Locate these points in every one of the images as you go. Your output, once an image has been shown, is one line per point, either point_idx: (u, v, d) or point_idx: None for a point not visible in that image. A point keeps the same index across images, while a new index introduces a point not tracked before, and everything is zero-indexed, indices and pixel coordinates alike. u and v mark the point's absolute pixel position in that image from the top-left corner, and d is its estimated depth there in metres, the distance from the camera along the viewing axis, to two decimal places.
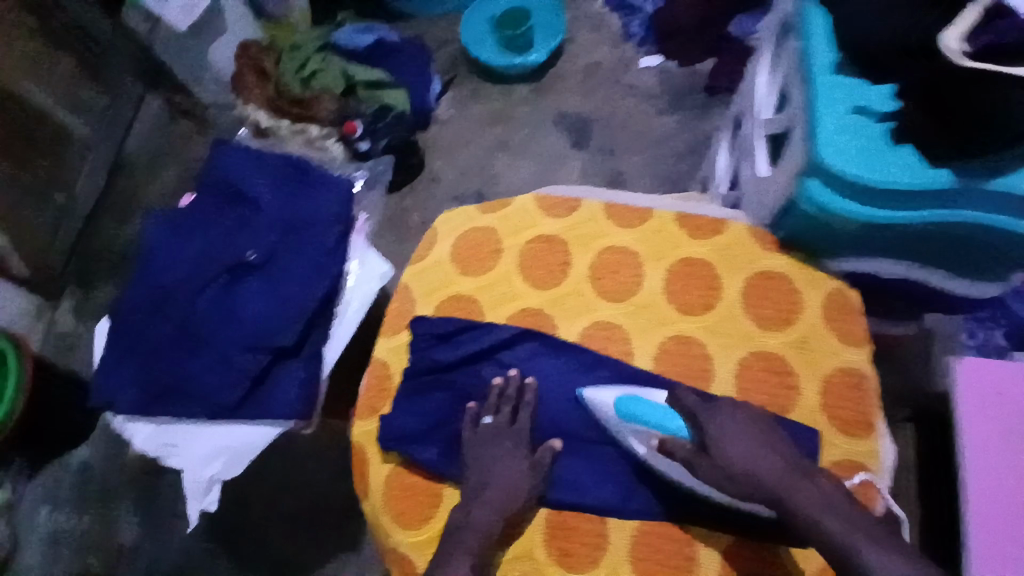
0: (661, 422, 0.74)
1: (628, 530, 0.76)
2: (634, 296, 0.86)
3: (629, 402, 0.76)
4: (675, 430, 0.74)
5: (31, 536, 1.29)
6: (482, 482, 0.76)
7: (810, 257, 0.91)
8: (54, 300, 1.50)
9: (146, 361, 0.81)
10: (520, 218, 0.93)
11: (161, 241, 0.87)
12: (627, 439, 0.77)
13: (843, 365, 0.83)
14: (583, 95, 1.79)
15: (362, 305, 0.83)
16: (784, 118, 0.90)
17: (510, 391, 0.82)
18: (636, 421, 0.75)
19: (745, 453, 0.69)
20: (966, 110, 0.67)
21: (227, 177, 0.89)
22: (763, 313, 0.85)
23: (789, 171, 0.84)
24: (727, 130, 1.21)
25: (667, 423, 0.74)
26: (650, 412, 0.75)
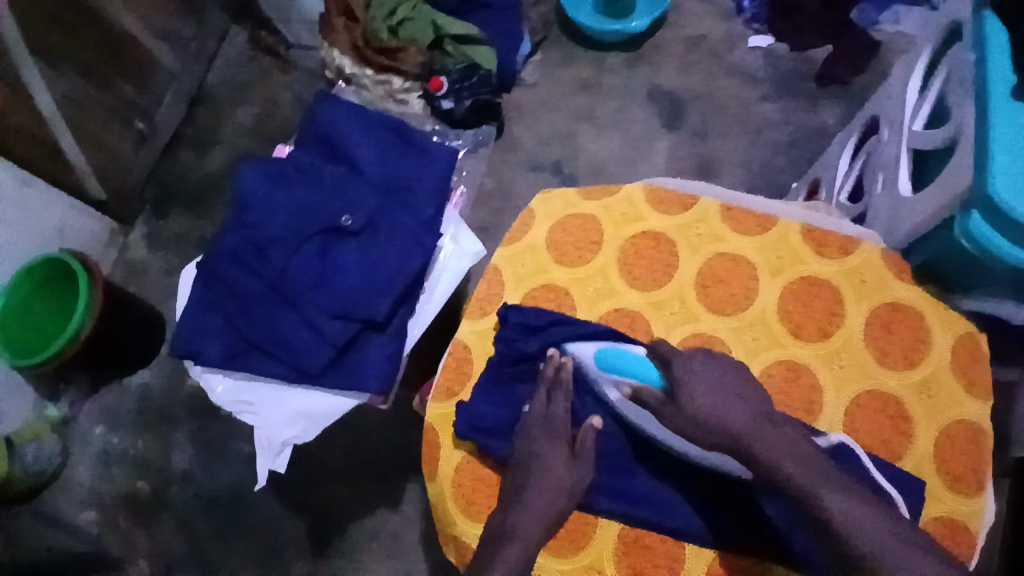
0: (635, 369, 0.74)
1: (705, 557, 0.72)
2: (743, 311, 0.80)
3: (604, 353, 0.76)
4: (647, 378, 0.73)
5: (83, 453, 1.31)
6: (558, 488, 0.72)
7: (943, 291, 0.81)
8: (126, 226, 1.50)
9: (232, 312, 0.79)
10: (625, 210, 0.87)
11: (257, 190, 0.82)
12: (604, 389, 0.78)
13: (968, 418, 0.75)
14: (681, 70, 1.67)
15: (453, 281, 0.80)
16: (943, 135, 0.79)
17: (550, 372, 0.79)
18: (614, 371, 0.75)
19: (865, 511, 0.62)
20: None
21: (328, 131, 0.85)
22: (886, 348, 0.77)
23: (942, 199, 0.74)
24: (853, 133, 1.10)
25: (643, 372, 0.73)
26: (624, 360, 0.75)
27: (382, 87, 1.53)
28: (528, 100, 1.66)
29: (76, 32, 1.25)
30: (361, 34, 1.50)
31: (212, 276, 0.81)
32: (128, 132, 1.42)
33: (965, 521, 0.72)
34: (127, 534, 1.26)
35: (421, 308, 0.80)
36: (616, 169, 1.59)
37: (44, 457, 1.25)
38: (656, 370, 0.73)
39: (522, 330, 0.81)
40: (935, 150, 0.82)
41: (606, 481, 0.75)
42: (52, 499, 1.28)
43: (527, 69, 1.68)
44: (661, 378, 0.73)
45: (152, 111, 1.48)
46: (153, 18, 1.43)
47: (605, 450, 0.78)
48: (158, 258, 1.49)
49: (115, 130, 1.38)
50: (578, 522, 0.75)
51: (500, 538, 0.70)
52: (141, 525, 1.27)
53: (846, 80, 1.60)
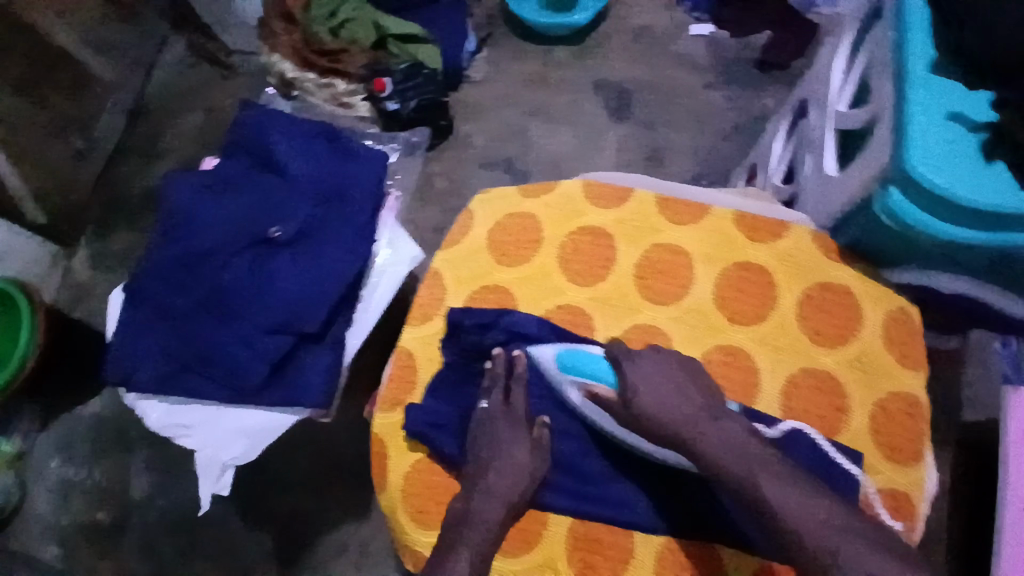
0: (591, 371, 0.75)
1: (655, 545, 0.73)
2: (681, 299, 0.81)
3: (561, 353, 0.77)
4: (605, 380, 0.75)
5: (40, 484, 1.27)
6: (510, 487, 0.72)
7: (871, 268, 0.83)
8: (70, 248, 1.44)
9: (164, 333, 0.78)
10: (564, 206, 0.87)
11: (186, 204, 0.80)
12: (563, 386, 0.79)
13: (900, 389, 0.77)
14: (628, 61, 1.68)
15: (392, 287, 0.81)
16: (863, 115, 0.81)
17: (498, 368, 0.80)
18: (571, 371, 0.76)
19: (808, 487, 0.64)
20: None
21: (258, 141, 0.84)
22: (819, 327, 0.79)
23: (865, 176, 0.76)
24: (787, 117, 1.12)
25: (598, 373, 0.75)
26: (581, 361, 0.76)
27: (325, 90, 1.49)
28: (477, 97, 1.65)
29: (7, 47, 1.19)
30: (300, 37, 1.49)
31: (142, 296, 0.79)
32: (67, 149, 1.36)
33: (905, 490, 0.74)
34: (88, 566, 1.22)
35: (358, 316, 0.80)
36: (569, 163, 1.59)
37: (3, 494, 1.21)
38: (611, 371, 0.75)
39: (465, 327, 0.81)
40: (857, 131, 0.85)
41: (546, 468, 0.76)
42: (10, 534, 1.24)
43: (472, 65, 1.67)
44: (616, 380, 0.74)
45: (90, 127, 1.42)
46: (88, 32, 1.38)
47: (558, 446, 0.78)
48: (103, 277, 1.43)
49: (52, 147, 1.33)
50: (530, 521, 0.75)
51: (459, 542, 0.69)
52: (102, 555, 1.23)
53: (786, 65, 1.64)
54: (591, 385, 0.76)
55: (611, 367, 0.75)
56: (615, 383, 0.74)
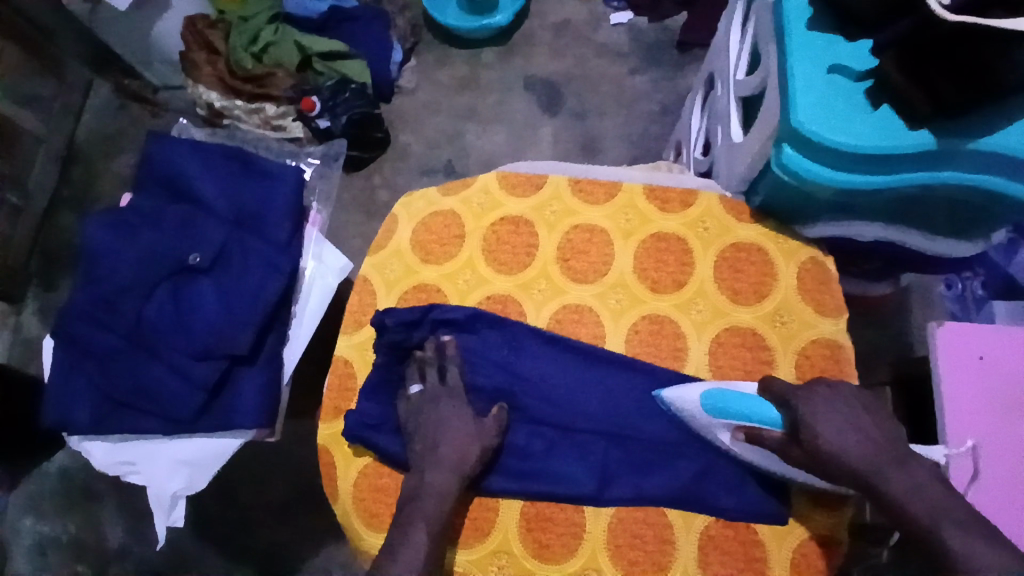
0: (751, 412, 0.69)
1: (604, 517, 0.75)
2: (603, 276, 0.83)
3: (707, 394, 0.72)
4: (766, 418, 0.68)
5: (15, 546, 1.24)
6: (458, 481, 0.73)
7: (783, 224, 0.87)
8: (18, 304, 1.40)
9: (94, 373, 0.78)
10: (482, 200, 0.89)
11: (104, 243, 0.80)
12: (712, 433, 0.73)
13: (821, 337, 0.81)
14: (553, 55, 1.71)
15: (322, 299, 0.82)
16: (756, 81, 0.85)
17: (429, 354, 0.80)
18: (726, 414, 0.70)
19: None
20: (970, 66, 0.63)
21: (168, 171, 0.83)
22: (737, 287, 0.82)
23: (762, 137, 0.79)
24: (700, 92, 1.17)
25: (759, 412, 0.69)
26: (736, 402, 0.70)
27: (256, 116, 1.48)
28: (411, 106, 1.66)
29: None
30: (225, 66, 1.47)
31: (68, 338, 0.78)
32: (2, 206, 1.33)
33: None
34: None
35: (293, 330, 0.81)
36: (508, 160, 1.62)
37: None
38: (776, 410, 0.68)
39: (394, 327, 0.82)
40: (753, 96, 0.89)
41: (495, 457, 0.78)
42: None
43: (402, 76, 1.67)
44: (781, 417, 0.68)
45: (25, 180, 1.38)
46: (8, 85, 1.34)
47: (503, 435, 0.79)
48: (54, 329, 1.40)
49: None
50: (480, 509, 0.76)
51: None
52: None
53: (704, 43, 1.68)
54: (754, 426, 0.69)
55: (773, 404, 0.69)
56: (780, 422, 0.67)
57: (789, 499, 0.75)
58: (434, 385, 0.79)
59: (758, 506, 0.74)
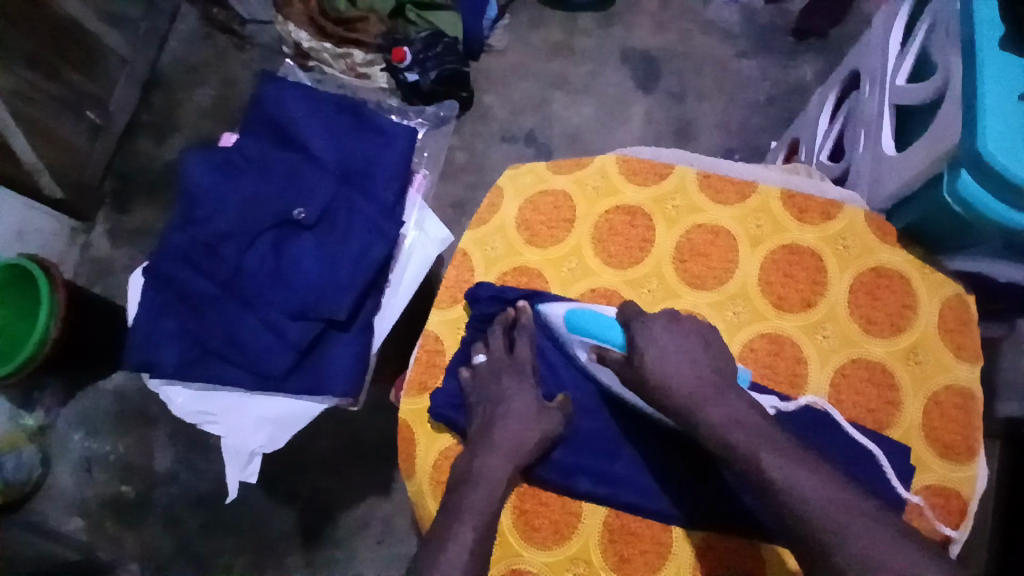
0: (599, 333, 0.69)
1: (693, 540, 0.70)
2: (724, 285, 0.77)
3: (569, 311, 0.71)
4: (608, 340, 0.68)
5: (65, 459, 1.27)
6: None
7: (931, 251, 0.78)
8: (90, 223, 1.40)
9: (187, 318, 0.76)
10: (598, 183, 0.82)
11: (207, 181, 0.77)
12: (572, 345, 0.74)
13: (955, 383, 0.73)
14: (656, 28, 1.58)
15: (420, 270, 0.78)
16: (927, 89, 0.75)
17: (501, 325, 0.77)
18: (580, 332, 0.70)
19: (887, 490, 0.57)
20: None
21: (277, 116, 0.79)
22: (871, 315, 0.75)
23: (927, 156, 0.70)
24: (834, 88, 1.06)
25: (608, 335, 0.68)
26: (589, 323, 0.69)
27: (342, 60, 1.42)
28: (498, 68, 1.56)
29: (20, 20, 1.12)
30: (317, 5, 1.40)
31: (159, 277, 0.76)
32: (81, 125, 1.31)
33: (954, 488, 0.70)
34: (117, 537, 1.24)
35: (387, 299, 0.77)
36: (594, 136, 1.52)
37: (25, 469, 1.22)
38: (621, 332, 0.68)
39: (498, 303, 0.78)
40: (919, 105, 0.79)
41: (580, 455, 0.73)
42: (43, 507, 1.25)
43: (494, 33, 1.56)
44: (624, 341, 0.67)
45: (106, 100, 1.36)
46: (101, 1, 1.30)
47: (583, 432, 0.75)
48: (123, 255, 1.39)
49: (68, 123, 1.27)
50: (561, 511, 0.72)
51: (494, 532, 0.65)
52: (130, 528, 1.24)
53: (823, 32, 1.54)
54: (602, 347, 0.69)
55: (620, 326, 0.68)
56: (622, 345, 0.67)
57: None
58: (499, 356, 0.76)
59: None
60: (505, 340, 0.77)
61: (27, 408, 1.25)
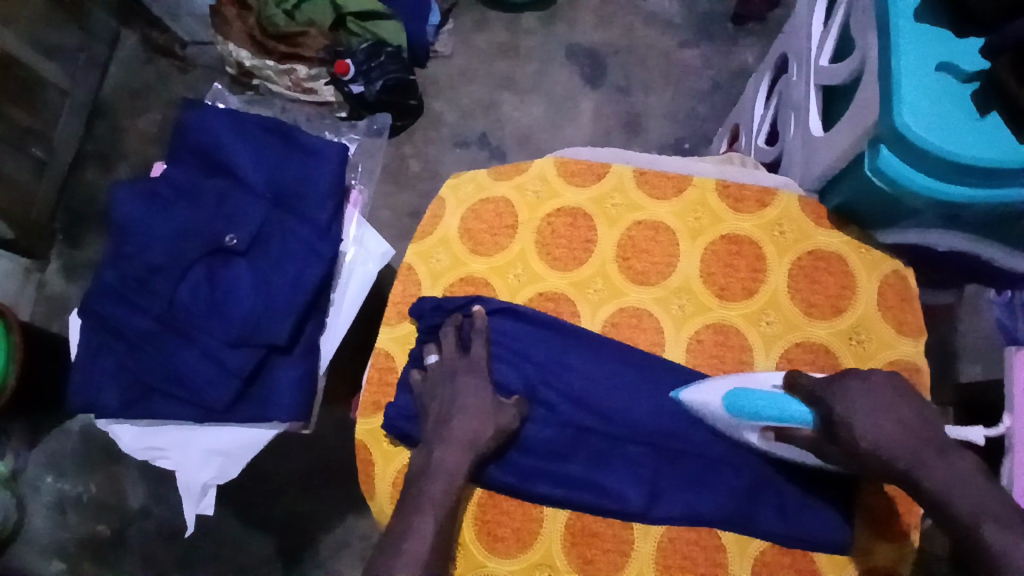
0: (780, 413, 0.65)
1: (653, 536, 0.71)
2: (667, 279, 0.77)
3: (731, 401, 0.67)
4: (796, 417, 0.65)
5: (36, 504, 1.23)
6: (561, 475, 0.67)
7: (864, 230, 0.79)
8: (42, 260, 1.36)
9: (124, 356, 0.74)
10: (538, 187, 0.82)
11: (136, 214, 0.75)
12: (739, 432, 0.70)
13: (897, 358, 0.75)
14: (600, 23, 1.59)
15: (362, 288, 0.77)
16: (847, 72, 0.76)
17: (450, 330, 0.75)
18: (753, 417, 0.66)
19: None
20: None
21: (205, 143, 0.78)
22: (812, 299, 0.76)
23: (852, 136, 0.71)
24: (767, 75, 1.07)
25: (788, 412, 0.65)
26: (763, 405, 0.66)
27: (287, 77, 1.39)
28: (445, 73, 1.55)
29: None
30: (256, 22, 1.37)
31: (96, 317, 0.75)
32: (26, 161, 1.28)
33: None
34: None
35: (332, 320, 0.76)
36: (546, 135, 1.52)
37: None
38: (806, 408, 0.65)
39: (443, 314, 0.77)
40: (843, 87, 0.80)
41: (537, 462, 0.73)
42: (16, 556, 1.21)
43: (439, 38, 1.55)
44: (811, 416, 0.64)
45: (49, 133, 1.32)
46: (35, 32, 1.26)
47: (536, 439, 0.74)
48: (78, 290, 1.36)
49: (10, 160, 1.23)
50: (522, 518, 0.72)
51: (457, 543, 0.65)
52: (108, 569, 1.21)
53: (761, 17, 1.56)
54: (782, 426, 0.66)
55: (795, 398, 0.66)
56: (812, 421, 0.64)
57: (854, 527, 0.71)
58: (451, 356, 0.74)
59: (821, 536, 0.70)
60: (457, 340, 0.75)
61: None
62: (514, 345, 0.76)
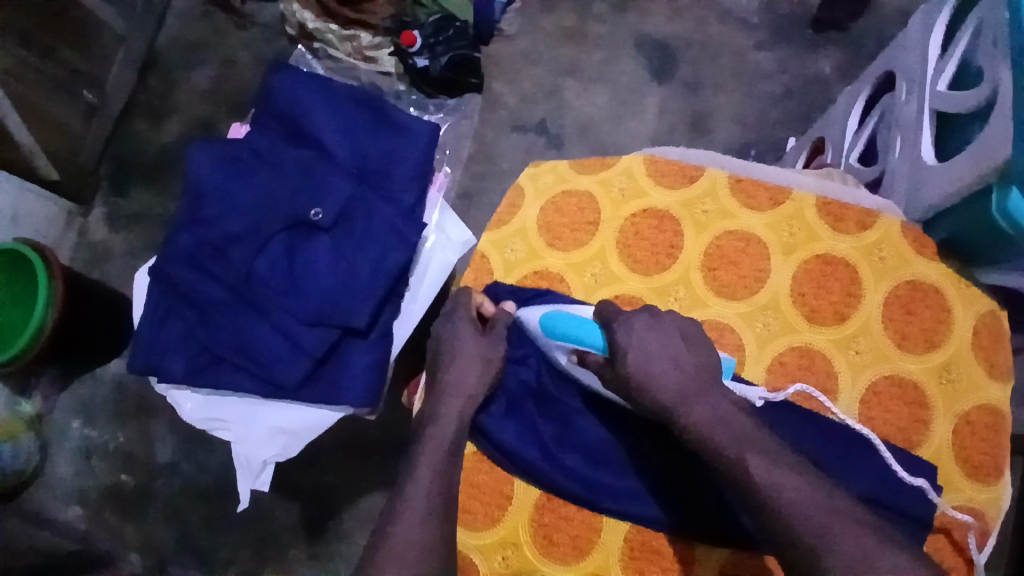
0: (578, 334, 0.68)
1: (717, 559, 0.69)
2: (755, 295, 0.74)
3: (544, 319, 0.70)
4: (591, 342, 0.68)
5: (62, 448, 1.24)
6: (432, 416, 0.71)
7: (967, 264, 0.75)
8: (86, 207, 1.35)
9: (194, 323, 0.73)
10: (624, 185, 0.79)
11: (213, 176, 0.74)
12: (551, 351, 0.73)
13: (988, 402, 0.70)
14: (672, 16, 1.52)
15: (440, 275, 0.76)
16: (973, 99, 0.70)
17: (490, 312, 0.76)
18: (559, 337, 0.69)
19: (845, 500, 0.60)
20: None
21: (289, 110, 0.77)
22: (905, 331, 0.72)
23: (978, 170, 0.65)
24: (865, 89, 1.02)
25: (586, 337, 0.68)
26: (568, 327, 0.68)
27: (348, 43, 1.34)
28: (508, 54, 1.50)
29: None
30: None
31: (166, 279, 0.74)
32: (78, 106, 1.26)
33: (981, 509, 0.68)
34: (116, 528, 1.21)
35: (406, 307, 0.75)
36: (606, 127, 1.47)
37: (24, 456, 1.19)
38: (601, 335, 0.68)
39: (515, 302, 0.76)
40: (962, 114, 0.75)
41: (597, 469, 0.71)
42: (39, 498, 1.22)
43: (505, 17, 1.49)
44: (606, 344, 0.68)
45: (102, 79, 1.30)
46: None
47: (583, 437, 0.73)
48: (120, 240, 1.34)
49: (62, 103, 1.21)
50: (581, 526, 0.70)
51: None
52: (129, 518, 1.22)
53: (844, 25, 1.48)
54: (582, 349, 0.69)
55: (600, 328, 0.68)
56: (604, 347, 0.68)
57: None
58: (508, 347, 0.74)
59: None
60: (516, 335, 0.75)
61: (24, 394, 1.19)
62: None
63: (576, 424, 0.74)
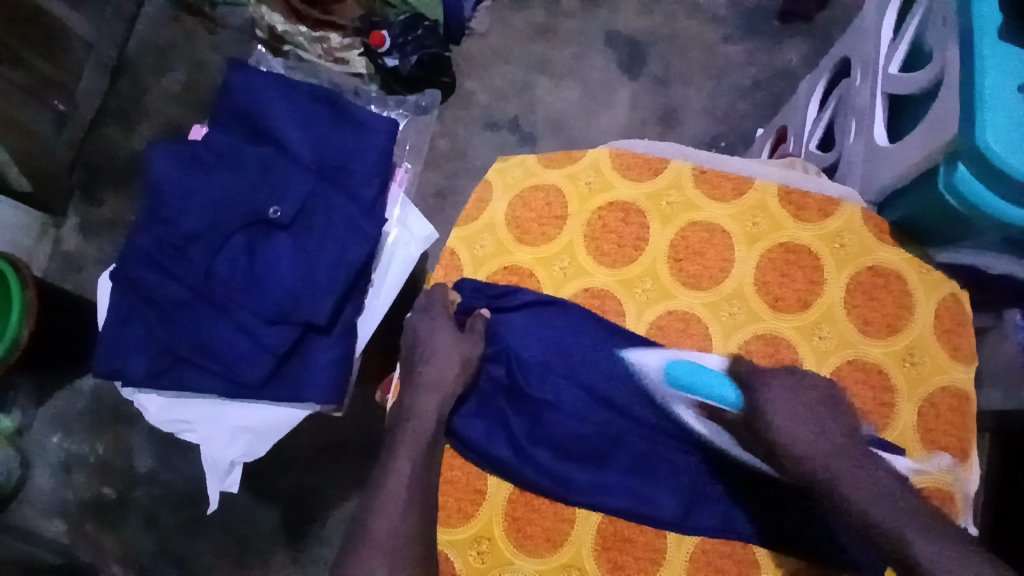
0: (715, 391, 0.67)
1: (686, 546, 0.69)
2: (719, 284, 0.75)
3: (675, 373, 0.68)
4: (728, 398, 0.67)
5: (40, 462, 1.22)
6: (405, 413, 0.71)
7: (925, 248, 0.77)
8: (59, 216, 1.33)
9: (155, 324, 0.73)
10: (591, 179, 0.79)
11: (174, 178, 0.74)
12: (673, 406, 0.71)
13: (950, 384, 0.72)
14: (642, 10, 1.53)
15: (402, 270, 0.77)
16: (921, 81, 0.72)
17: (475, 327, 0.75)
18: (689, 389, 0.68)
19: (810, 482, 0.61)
20: None
21: (252, 109, 0.76)
22: (868, 316, 0.74)
23: (926, 150, 0.66)
24: (823, 77, 1.03)
25: (721, 392, 0.67)
26: (700, 381, 0.68)
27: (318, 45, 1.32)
28: (479, 51, 1.49)
29: None
30: None
31: (132, 284, 0.73)
32: (47, 113, 1.24)
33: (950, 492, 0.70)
34: (97, 540, 1.20)
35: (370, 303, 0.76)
36: (578, 122, 1.47)
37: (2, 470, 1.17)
38: (735, 390, 0.67)
39: (482, 297, 0.76)
40: (913, 97, 0.76)
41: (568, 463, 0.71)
42: (19, 512, 1.20)
43: (476, 15, 1.49)
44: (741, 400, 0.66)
45: (72, 85, 1.28)
46: None
47: (552, 431, 0.72)
48: (93, 249, 1.32)
49: (32, 110, 1.19)
50: (553, 517, 0.71)
51: None
52: (110, 530, 1.20)
53: (810, 16, 1.50)
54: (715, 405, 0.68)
55: (733, 382, 0.67)
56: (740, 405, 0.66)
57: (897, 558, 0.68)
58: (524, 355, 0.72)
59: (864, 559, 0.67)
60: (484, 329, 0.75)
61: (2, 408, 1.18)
62: (561, 341, 0.73)
63: (546, 419, 0.72)
